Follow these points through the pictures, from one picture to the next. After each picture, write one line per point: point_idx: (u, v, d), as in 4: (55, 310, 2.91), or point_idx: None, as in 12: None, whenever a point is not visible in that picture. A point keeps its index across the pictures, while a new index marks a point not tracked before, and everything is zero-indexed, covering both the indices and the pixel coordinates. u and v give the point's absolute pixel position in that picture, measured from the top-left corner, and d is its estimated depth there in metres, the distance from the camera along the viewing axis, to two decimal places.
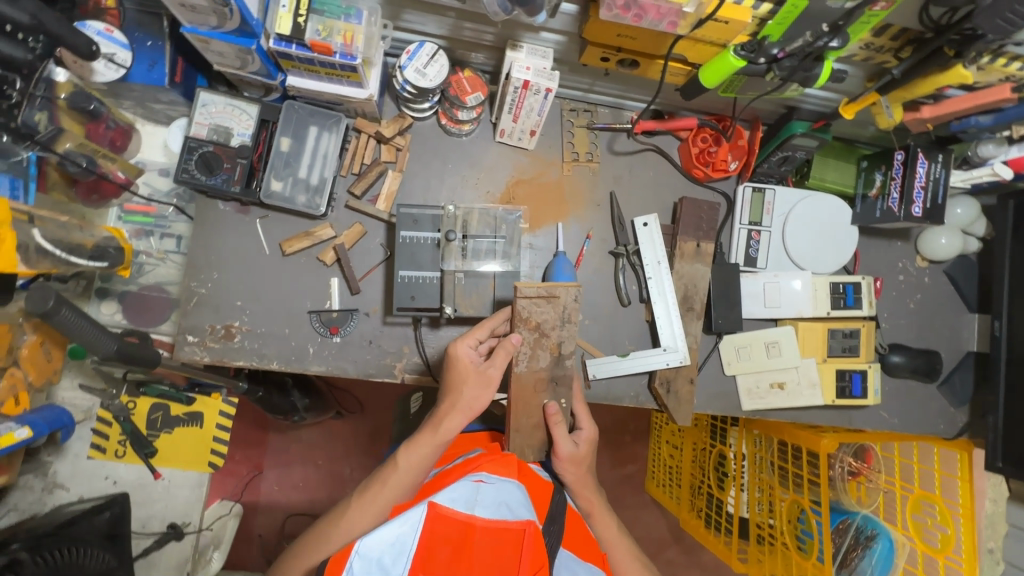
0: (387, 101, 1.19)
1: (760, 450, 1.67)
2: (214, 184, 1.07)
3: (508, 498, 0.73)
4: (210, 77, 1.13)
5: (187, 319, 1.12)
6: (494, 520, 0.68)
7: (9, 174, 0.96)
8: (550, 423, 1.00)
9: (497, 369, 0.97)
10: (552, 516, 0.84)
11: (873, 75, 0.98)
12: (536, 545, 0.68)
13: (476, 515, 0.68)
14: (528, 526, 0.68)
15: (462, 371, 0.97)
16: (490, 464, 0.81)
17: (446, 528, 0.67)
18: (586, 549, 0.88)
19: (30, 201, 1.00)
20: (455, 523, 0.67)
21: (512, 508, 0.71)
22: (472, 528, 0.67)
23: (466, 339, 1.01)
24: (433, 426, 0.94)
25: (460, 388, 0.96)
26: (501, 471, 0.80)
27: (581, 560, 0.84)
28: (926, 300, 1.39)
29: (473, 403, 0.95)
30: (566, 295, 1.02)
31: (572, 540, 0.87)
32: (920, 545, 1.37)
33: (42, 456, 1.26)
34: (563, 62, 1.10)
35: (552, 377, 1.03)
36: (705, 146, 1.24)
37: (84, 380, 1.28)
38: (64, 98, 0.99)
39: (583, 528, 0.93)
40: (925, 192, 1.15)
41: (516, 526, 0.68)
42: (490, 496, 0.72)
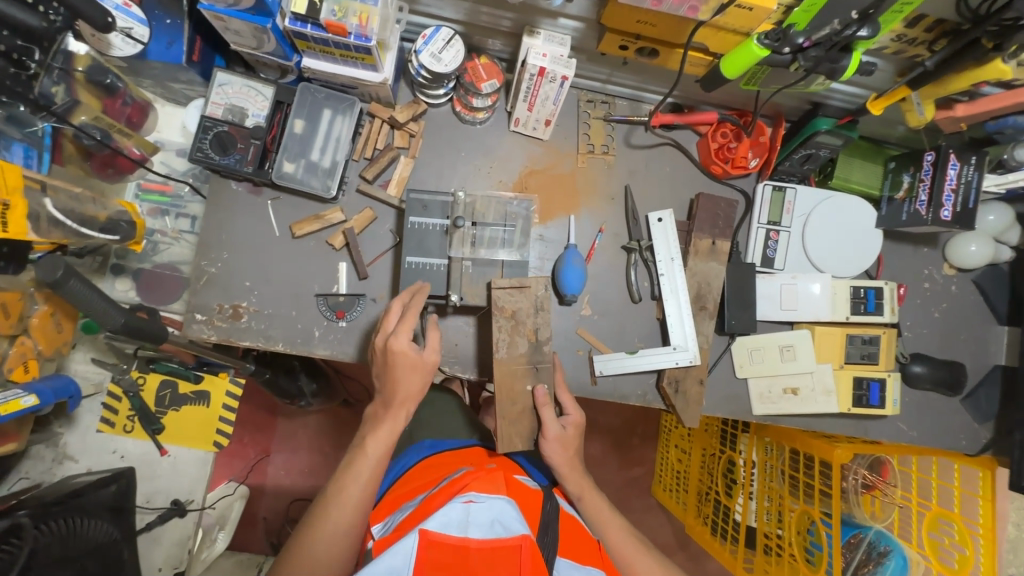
0: (402, 87, 1.18)
1: (771, 459, 1.62)
2: (227, 164, 1.08)
3: (501, 516, 0.73)
4: (227, 58, 1.13)
5: (196, 298, 1.13)
6: (488, 539, 0.69)
7: (24, 143, 0.97)
8: (538, 405, 1.00)
9: (433, 352, 0.94)
10: (545, 525, 0.84)
11: (904, 70, 0.94)
12: (533, 560, 0.68)
13: (469, 538, 0.69)
14: (524, 542, 0.69)
15: (403, 360, 0.92)
16: (478, 482, 0.80)
17: (440, 555, 0.67)
18: (584, 554, 0.87)
19: (44, 170, 1.00)
20: (449, 548, 0.68)
21: (506, 525, 0.71)
22: (466, 550, 0.68)
23: (401, 332, 0.93)
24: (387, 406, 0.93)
25: (398, 374, 0.92)
26: (489, 488, 0.79)
27: (579, 566, 0.83)
28: (952, 310, 1.34)
29: (413, 390, 0.93)
30: (537, 285, 1.04)
31: (569, 547, 0.86)
32: (934, 565, 1.33)
33: (53, 427, 1.29)
34: (581, 51, 1.08)
35: (531, 362, 1.04)
36: (724, 142, 1.21)
37: (96, 354, 1.31)
38: (81, 70, 1.01)
39: (578, 532, 0.92)
40: (956, 195, 1.10)
41: (511, 541, 0.69)
42: (482, 515, 0.72)
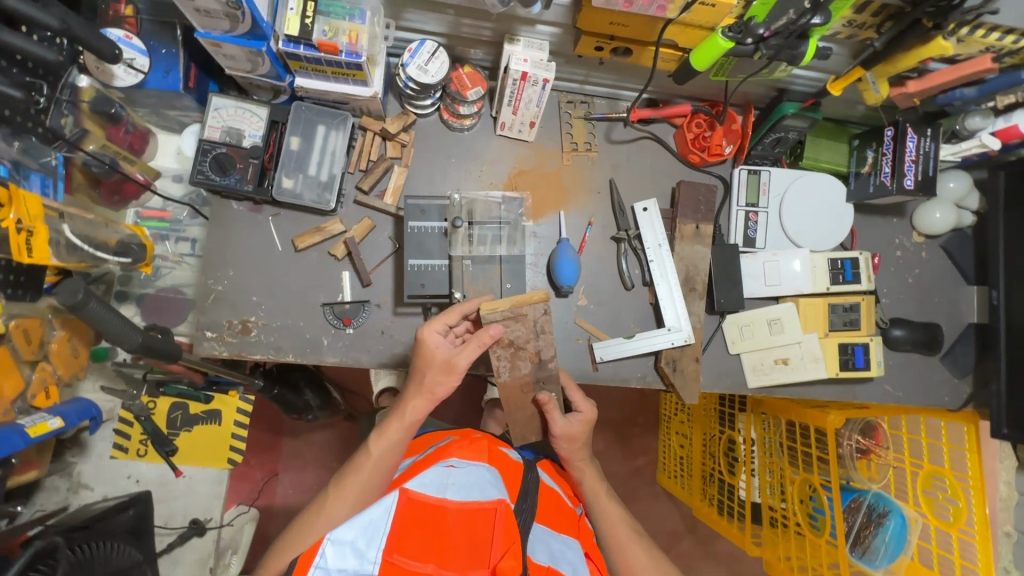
0: (391, 100, 1.23)
1: (768, 433, 1.69)
2: (228, 184, 1.12)
3: (476, 482, 0.88)
4: (220, 82, 1.17)
5: (205, 316, 1.16)
6: (464, 501, 0.83)
7: (41, 173, 1.05)
8: (543, 405, 1.11)
9: (463, 358, 1.01)
10: (524, 494, 0.94)
11: (857, 52, 1.02)
12: (505, 522, 0.81)
13: (447, 498, 0.83)
14: (499, 505, 0.83)
15: (428, 359, 1.02)
16: (461, 451, 0.98)
17: (421, 512, 0.81)
18: (560, 522, 0.98)
19: (59, 197, 1.08)
20: (428, 506, 0.82)
21: (483, 490, 0.87)
22: (445, 509, 0.82)
23: (437, 325, 1.03)
24: (399, 413, 1.03)
25: (423, 374, 1.02)
26: (470, 456, 0.97)
27: (555, 533, 0.93)
28: (924, 275, 1.42)
29: (433, 388, 1.02)
30: (534, 311, 1.06)
31: (545, 515, 0.96)
32: (932, 520, 1.40)
33: (66, 457, 1.30)
34: (559, 55, 1.15)
35: (536, 379, 1.12)
36: (700, 132, 1.28)
37: (106, 382, 1.32)
38: (86, 102, 1.06)
39: (555, 503, 1.03)
40: (917, 164, 1.18)
41: (487, 506, 0.83)
42: (459, 480, 0.88)
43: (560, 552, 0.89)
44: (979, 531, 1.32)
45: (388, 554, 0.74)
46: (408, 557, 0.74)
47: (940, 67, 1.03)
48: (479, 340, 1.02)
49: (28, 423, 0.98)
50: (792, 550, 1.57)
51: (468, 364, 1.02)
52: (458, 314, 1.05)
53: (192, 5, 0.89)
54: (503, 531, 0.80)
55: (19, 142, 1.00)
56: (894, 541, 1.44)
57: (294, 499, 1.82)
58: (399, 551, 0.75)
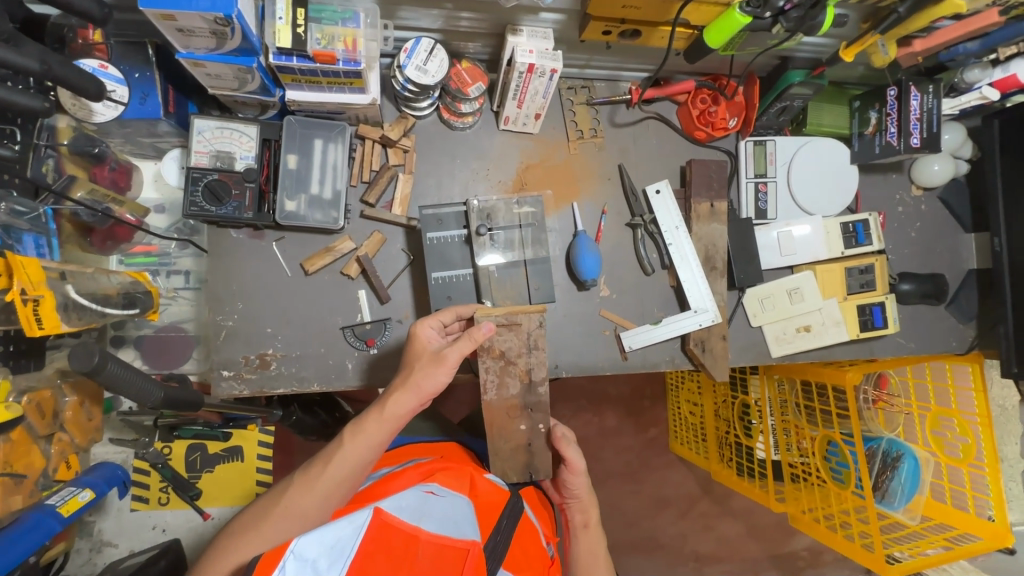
0: (387, 103, 1.16)
1: (783, 393, 1.72)
2: (225, 213, 1.04)
3: (455, 516, 0.77)
4: (200, 102, 1.08)
5: (219, 355, 1.09)
6: (438, 535, 0.71)
7: (33, 233, 0.96)
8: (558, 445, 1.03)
9: (452, 352, 0.90)
10: (498, 527, 0.84)
11: (868, 16, 1.01)
12: (479, 568, 0.70)
13: (421, 528, 0.71)
14: (473, 547, 0.71)
15: (417, 351, 0.95)
16: (445, 478, 0.89)
17: (389, 538, 0.69)
18: (533, 574, 0.82)
19: (55, 256, 1.00)
20: (399, 533, 0.69)
21: (459, 526, 0.75)
22: (416, 539, 0.70)
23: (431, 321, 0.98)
24: (381, 406, 0.90)
25: (411, 367, 0.93)
26: (454, 485, 0.88)
27: None
28: (925, 228, 1.45)
29: (424, 388, 0.90)
30: (529, 322, 1.02)
31: (517, 561, 0.82)
32: (943, 458, 1.45)
33: (84, 517, 1.24)
34: (562, 41, 1.10)
35: (524, 404, 1.05)
36: (705, 107, 1.25)
37: (114, 434, 1.25)
38: (66, 144, 0.97)
39: (535, 549, 0.91)
40: (921, 123, 1.18)
41: (460, 544, 0.72)
42: (436, 510, 0.77)
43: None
44: (989, 465, 1.36)
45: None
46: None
47: (947, 24, 1.03)
48: (472, 335, 0.91)
49: (58, 501, 0.96)
50: (817, 503, 1.61)
51: (458, 360, 0.91)
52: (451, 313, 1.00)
53: (173, 24, 0.81)
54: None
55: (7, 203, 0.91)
56: (909, 481, 1.49)
57: None
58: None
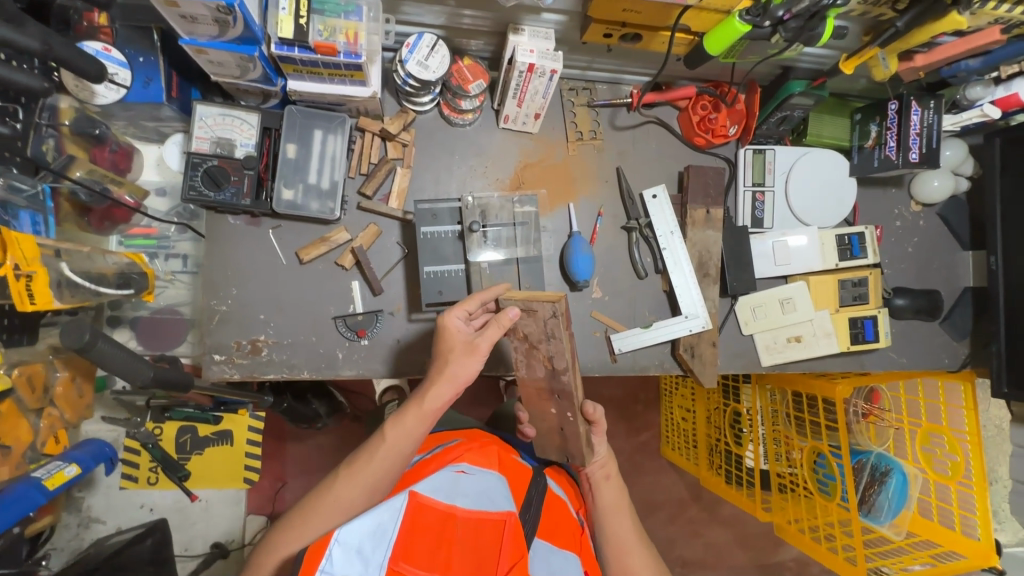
0: (387, 97, 1.17)
1: (774, 403, 1.72)
2: (223, 199, 1.05)
3: (488, 490, 0.83)
4: (203, 89, 1.10)
5: (211, 338, 1.11)
6: (473, 510, 0.79)
7: (29, 210, 0.94)
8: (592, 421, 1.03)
9: (485, 341, 0.90)
10: (528, 503, 0.87)
11: (869, 28, 1.01)
12: (514, 536, 0.77)
13: (455, 506, 0.78)
14: (507, 518, 0.79)
15: (447, 342, 0.91)
16: (472, 455, 0.92)
17: (427, 518, 0.76)
18: (562, 537, 0.89)
19: (51, 235, 0.98)
20: (436, 512, 0.77)
21: (493, 499, 0.81)
22: (453, 517, 0.77)
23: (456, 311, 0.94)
24: (419, 400, 0.89)
25: (445, 357, 0.91)
26: (481, 461, 0.90)
27: (556, 549, 0.85)
28: (923, 243, 1.45)
29: (460, 378, 0.89)
30: (545, 310, 0.98)
31: (549, 529, 0.88)
32: (931, 475, 1.45)
33: (74, 493, 1.26)
34: (563, 42, 1.10)
35: (551, 388, 1.03)
36: (705, 114, 1.25)
37: (107, 412, 1.27)
38: (68, 123, 0.98)
39: (562, 513, 0.95)
40: (920, 138, 1.18)
41: (495, 517, 0.79)
42: (469, 488, 0.83)
43: (562, 568, 0.82)
44: (976, 483, 1.37)
45: (393, 562, 0.68)
46: (414, 564, 0.69)
47: (948, 39, 1.03)
48: (499, 321, 0.92)
49: (44, 474, 0.96)
50: (802, 514, 1.62)
51: (490, 347, 0.91)
52: (479, 300, 0.96)
53: (176, 11, 0.82)
54: (512, 547, 0.75)
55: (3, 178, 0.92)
56: (897, 496, 1.49)
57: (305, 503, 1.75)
58: (406, 560, 0.69)
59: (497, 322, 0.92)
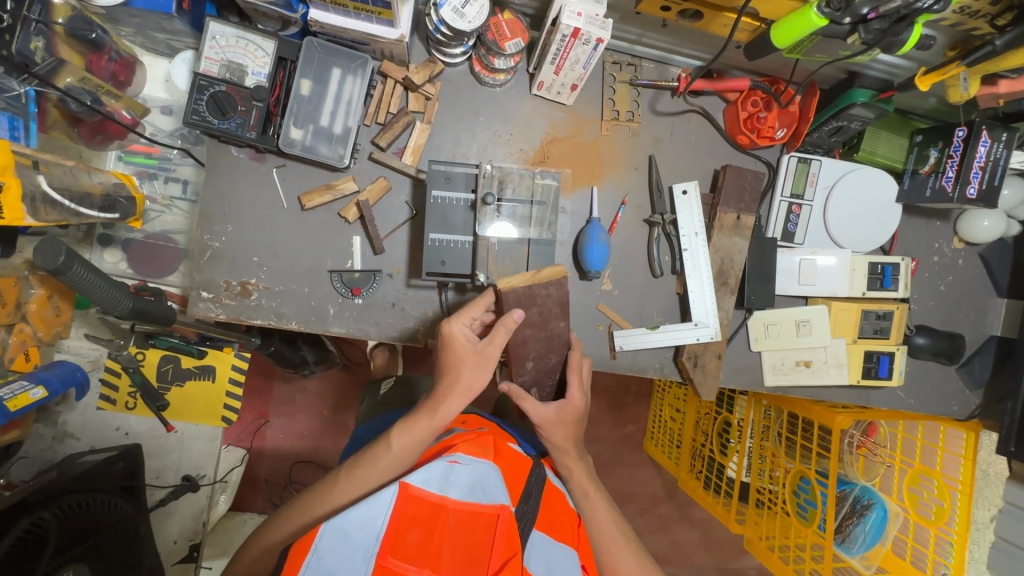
0: (416, 43, 1.08)
1: (767, 419, 1.66)
2: (228, 129, 0.98)
3: (481, 481, 0.75)
4: (220, 6, 1.02)
5: (200, 275, 1.06)
6: (466, 501, 0.72)
7: (8, 112, 0.90)
8: (515, 400, 0.96)
9: (495, 348, 0.90)
10: (527, 494, 0.81)
11: (958, 42, 0.90)
12: (507, 533, 0.70)
13: (447, 497, 0.72)
14: (501, 512, 0.71)
15: (454, 351, 0.88)
16: (466, 445, 0.82)
17: (418, 509, 0.71)
18: (562, 530, 0.83)
19: (31, 142, 0.95)
20: (426, 504, 0.71)
21: (486, 491, 0.73)
22: (444, 509, 0.71)
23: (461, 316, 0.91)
24: (430, 409, 0.88)
25: (453, 367, 0.88)
26: (477, 452, 0.81)
27: (554, 541, 0.79)
28: (956, 283, 1.37)
29: (466, 384, 0.88)
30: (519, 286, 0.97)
31: (548, 521, 0.83)
32: (914, 516, 1.40)
33: (50, 406, 1.25)
34: (614, 9, 1.00)
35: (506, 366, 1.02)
36: (754, 111, 1.15)
37: (90, 330, 1.25)
38: (61, 23, 0.89)
39: (560, 504, 0.89)
40: (983, 172, 1.09)
41: (489, 510, 0.71)
42: (464, 478, 0.75)
43: (559, 562, 0.76)
44: (958, 532, 1.31)
45: (381, 557, 0.65)
46: (403, 559, 0.66)
47: None
48: (506, 324, 0.92)
49: (8, 395, 0.95)
50: (775, 531, 1.58)
51: (500, 353, 0.91)
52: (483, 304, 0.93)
53: None
54: (506, 541, 0.69)
55: None
56: (873, 531, 1.44)
57: (283, 443, 1.75)
58: (394, 556, 0.66)
59: (503, 326, 0.91)
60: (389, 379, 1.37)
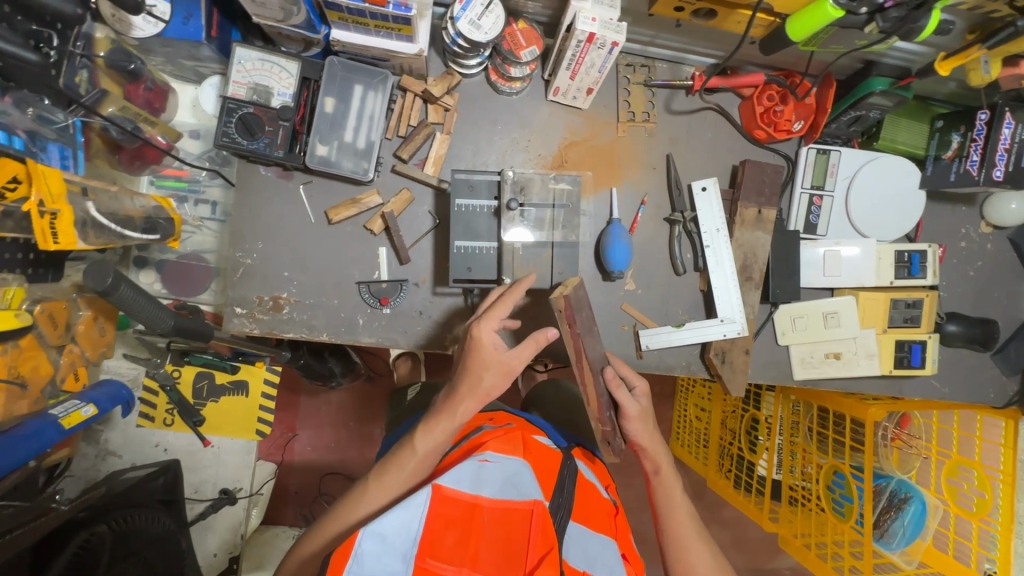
0: (433, 57, 1.11)
1: (796, 415, 1.63)
2: (257, 149, 1.01)
3: (513, 477, 0.76)
4: (244, 30, 1.06)
5: (234, 291, 1.09)
6: (500, 500, 0.72)
7: (59, 142, 0.95)
8: (612, 390, 1.00)
9: (520, 362, 0.88)
10: (561, 486, 0.81)
11: (977, 26, 0.90)
12: (542, 527, 0.71)
13: (481, 496, 0.72)
14: (535, 507, 0.72)
15: (482, 356, 0.87)
16: (495, 441, 0.84)
17: (453, 511, 0.70)
18: (596, 519, 0.84)
19: (80, 169, 0.99)
20: (460, 504, 0.71)
21: (519, 488, 0.75)
22: (477, 508, 0.71)
23: (491, 319, 0.89)
24: (451, 412, 0.87)
25: (478, 374, 0.86)
26: (506, 449, 0.82)
27: (592, 532, 0.80)
28: (986, 268, 1.35)
29: (484, 388, 0.87)
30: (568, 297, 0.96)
31: (583, 511, 0.82)
32: (953, 508, 1.35)
33: (92, 426, 1.29)
34: (628, 12, 1.02)
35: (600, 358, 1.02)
36: (770, 105, 1.16)
37: (128, 350, 1.29)
38: (103, 56, 0.93)
39: (591, 493, 0.88)
40: (1009, 154, 1.08)
41: (523, 506, 0.72)
42: (495, 475, 0.76)
43: (597, 554, 0.77)
44: (1002, 523, 1.26)
45: (419, 559, 0.64)
46: (440, 560, 0.65)
47: None
48: (535, 340, 0.89)
49: (61, 413, 1.01)
50: (811, 528, 1.56)
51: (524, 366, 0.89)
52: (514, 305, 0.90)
53: None
54: (541, 536, 0.70)
55: (33, 108, 0.89)
56: (912, 524, 1.41)
57: (311, 456, 1.77)
58: (432, 556, 0.65)
59: (531, 342, 0.90)
60: (415, 385, 1.39)
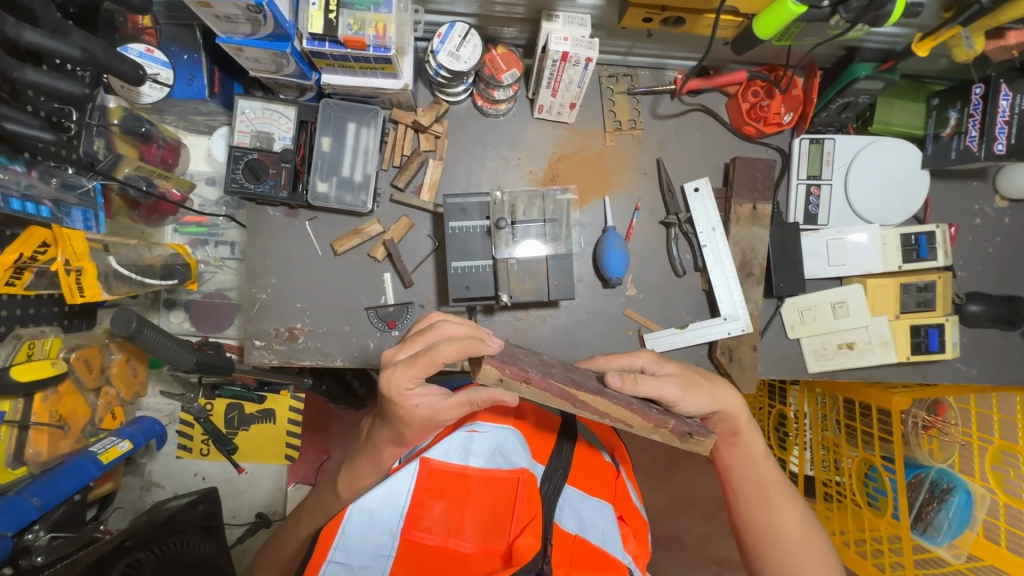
0: (421, 88, 1.17)
1: (823, 408, 1.58)
2: (263, 191, 1.09)
3: (502, 446, 0.87)
4: (246, 83, 1.14)
5: (253, 324, 1.16)
6: (485, 470, 0.84)
7: (81, 206, 1.04)
8: (631, 387, 0.79)
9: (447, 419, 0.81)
10: (557, 453, 0.89)
11: (951, 3, 0.88)
12: (527, 493, 0.81)
13: (468, 467, 0.84)
14: (521, 476, 0.82)
15: (399, 415, 0.80)
16: (489, 411, 0.93)
17: (440, 483, 0.83)
18: (596, 483, 0.89)
19: (101, 228, 1.08)
20: (450, 475, 0.83)
21: (507, 458, 0.85)
22: (465, 478, 0.83)
23: (405, 374, 0.76)
24: (373, 461, 0.87)
25: (399, 429, 0.81)
26: (498, 418, 0.92)
27: (587, 496, 0.87)
28: (1007, 243, 1.30)
29: (404, 440, 0.84)
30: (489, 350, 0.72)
31: (580, 475, 0.89)
32: (1001, 497, 1.22)
33: (137, 459, 1.38)
34: (600, 27, 1.05)
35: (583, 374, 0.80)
36: (756, 101, 1.16)
37: (164, 387, 1.38)
38: (116, 123, 1.05)
39: (591, 458, 0.93)
40: (1010, 126, 1.04)
41: (507, 475, 0.83)
42: (484, 445, 0.87)
43: (591, 518, 0.84)
44: None
45: (406, 533, 0.78)
46: (424, 531, 0.79)
47: None
48: (472, 401, 0.81)
49: (99, 449, 1.10)
50: (848, 525, 1.44)
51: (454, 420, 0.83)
52: (433, 361, 0.74)
53: (242, 55, 0.97)
54: (524, 506, 0.81)
55: (56, 178, 0.99)
56: (959, 516, 1.27)
57: None
58: (417, 528, 0.78)
59: (470, 401, 0.81)
60: None
